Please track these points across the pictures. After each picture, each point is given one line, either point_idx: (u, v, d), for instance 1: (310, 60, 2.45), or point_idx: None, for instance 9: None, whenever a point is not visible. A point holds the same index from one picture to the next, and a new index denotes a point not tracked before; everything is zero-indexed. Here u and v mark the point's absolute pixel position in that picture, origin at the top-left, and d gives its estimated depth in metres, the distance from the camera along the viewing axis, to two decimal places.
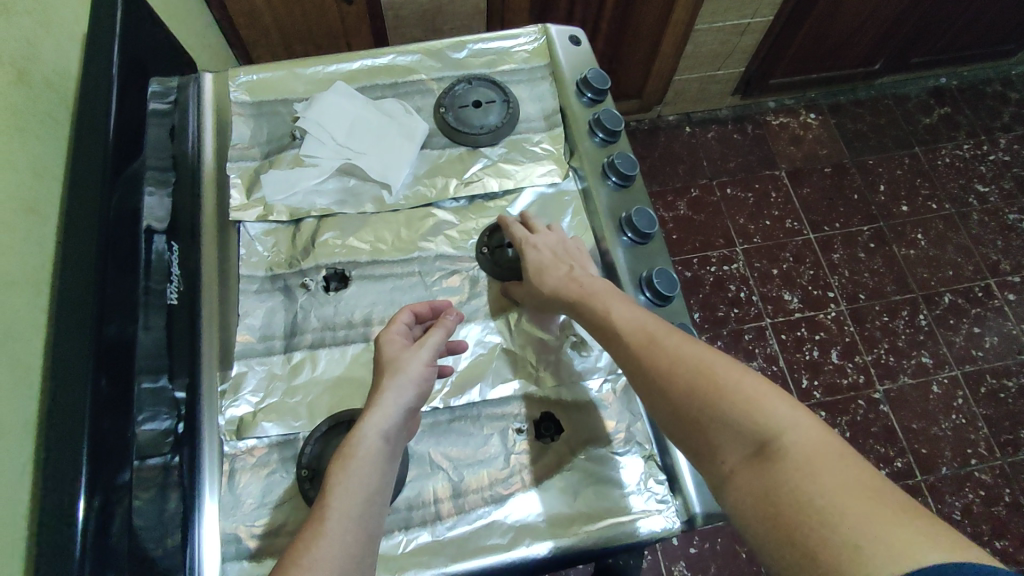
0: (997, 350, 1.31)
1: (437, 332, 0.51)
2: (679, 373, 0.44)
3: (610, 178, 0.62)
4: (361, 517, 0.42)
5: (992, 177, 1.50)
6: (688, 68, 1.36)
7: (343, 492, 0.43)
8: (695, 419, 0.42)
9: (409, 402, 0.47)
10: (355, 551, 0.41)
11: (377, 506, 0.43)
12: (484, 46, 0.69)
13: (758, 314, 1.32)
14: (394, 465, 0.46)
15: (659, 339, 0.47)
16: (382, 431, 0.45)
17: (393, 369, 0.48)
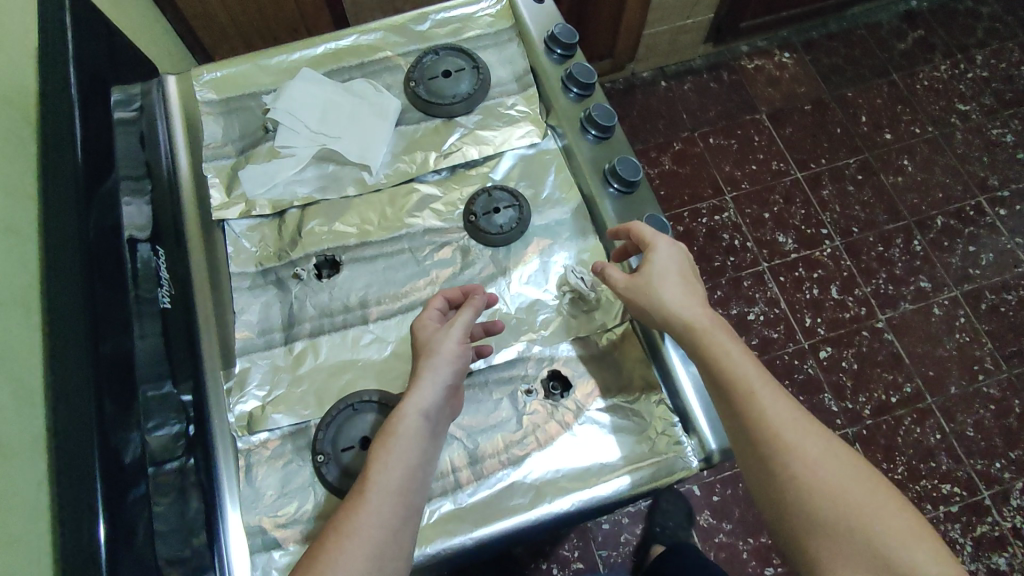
0: (994, 265, 1.31)
1: (464, 313, 0.50)
2: (825, 477, 0.44)
3: (589, 131, 0.61)
4: (402, 494, 0.43)
5: (972, 94, 1.49)
6: (656, 20, 1.34)
7: (385, 468, 0.44)
8: (829, 525, 0.43)
9: (446, 380, 0.47)
10: (394, 525, 0.42)
11: (418, 481, 0.44)
12: (446, 14, 0.68)
13: (754, 259, 1.32)
14: (436, 442, 0.47)
15: (803, 427, 0.46)
16: (422, 410, 0.46)
17: (428, 350, 0.48)
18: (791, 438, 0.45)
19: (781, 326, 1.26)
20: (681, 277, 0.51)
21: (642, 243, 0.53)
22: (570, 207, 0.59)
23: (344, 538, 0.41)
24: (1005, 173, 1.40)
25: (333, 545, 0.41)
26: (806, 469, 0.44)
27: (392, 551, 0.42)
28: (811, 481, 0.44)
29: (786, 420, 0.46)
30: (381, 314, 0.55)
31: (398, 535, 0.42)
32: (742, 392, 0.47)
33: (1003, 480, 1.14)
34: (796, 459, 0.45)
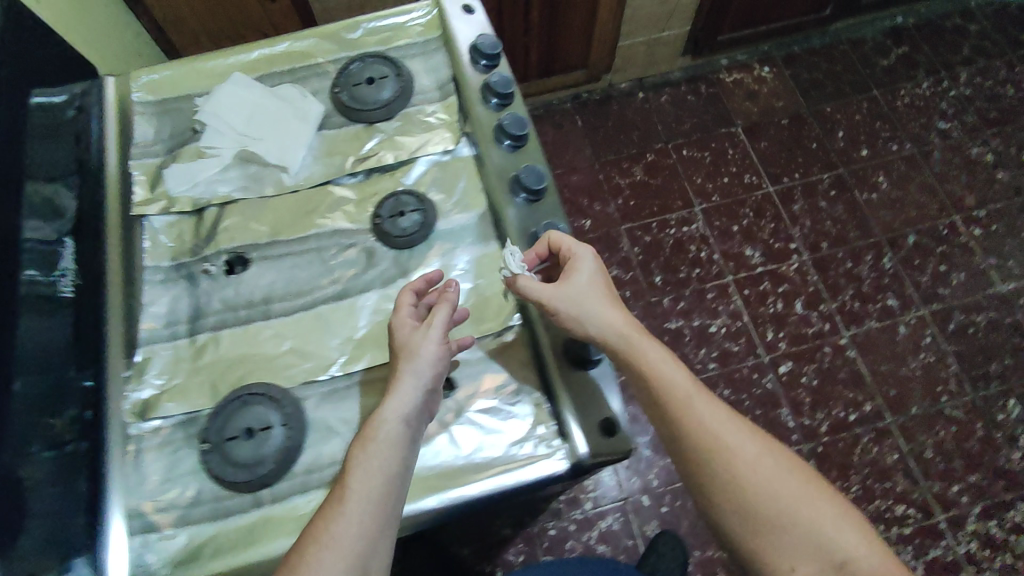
0: (964, 286, 1.30)
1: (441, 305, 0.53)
2: (757, 480, 0.50)
3: (504, 141, 0.62)
4: (380, 499, 0.46)
5: (954, 112, 1.47)
6: (630, 32, 1.36)
7: (363, 473, 0.46)
8: (754, 516, 0.49)
9: (424, 384, 0.50)
10: (371, 530, 0.45)
11: (398, 488, 0.47)
12: (378, 24, 0.69)
13: (719, 272, 1.32)
14: (417, 447, 0.49)
15: (737, 431, 0.52)
16: (400, 416, 0.48)
17: (408, 354, 0.50)
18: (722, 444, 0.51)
19: (743, 339, 1.25)
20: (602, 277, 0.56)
21: (565, 253, 0.56)
22: (478, 212, 0.60)
23: (322, 546, 0.44)
24: (983, 193, 1.38)
25: (312, 552, 0.44)
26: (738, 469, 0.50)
27: (371, 559, 0.45)
28: (741, 479, 0.50)
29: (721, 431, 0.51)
30: (283, 310, 0.57)
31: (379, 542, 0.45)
32: (678, 402, 0.52)
33: (960, 503, 1.12)
34: (725, 460, 0.50)
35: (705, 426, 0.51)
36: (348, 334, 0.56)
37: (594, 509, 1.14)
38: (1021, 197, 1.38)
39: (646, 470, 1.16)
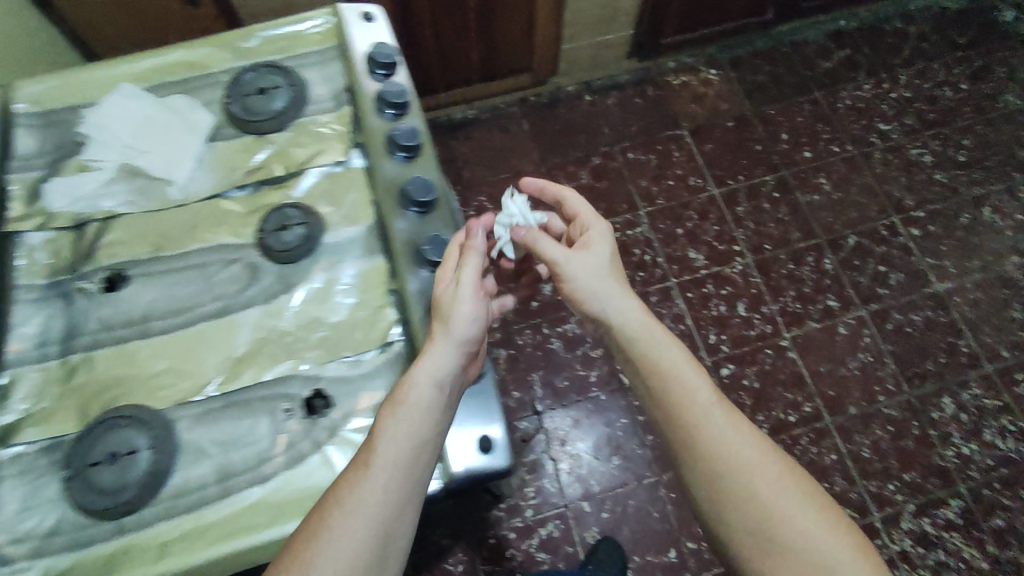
0: (903, 286, 1.31)
1: (469, 252, 0.54)
2: (760, 486, 0.54)
3: (397, 152, 0.61)
4: (404, 466, 0.47)
5: (894, 114, 1.49)
6: (573, 36, 1.36)
7: (392, 436, 0.48)
8: (757, 531, 0.53)
9: (457, 349, 0.51)
10: (395, 495, 0.47)
11: (424, 455, 0.49)
12: (275, 32, 0.67)
13: (663, 276, 1.32)
14: (447, 412, 0.51)
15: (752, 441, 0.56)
16: (432, 380, 0.50)
17: (443, 317, 0.52)
18: (730, 449, 0.56)
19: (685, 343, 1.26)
20: (615, 252, 0.68)
21: (586, 219, 0.70)
22: (367, 225, 0.59)
23: (344, 511, 0.46)
24: (921, 193, 1.40)
25: (336, 514, 0.45)
26: (741, 469, 0.55)
27: (396, 526, 0.47)
28: (745, 489, 0.54)
29: (730, 438, 0.56)
30: (162, 329, 0.55)
31: (404, 506, 0.47)
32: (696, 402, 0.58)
33: (895, 502, 1.13)
34: (729, 469, 0.55)
35: (713, 430, 0.57)
36: (226, 353, 0.54)
37: (534, 516, 1.13)
38: (958, 197, 1.40)
39: (587, 475, 1.16)
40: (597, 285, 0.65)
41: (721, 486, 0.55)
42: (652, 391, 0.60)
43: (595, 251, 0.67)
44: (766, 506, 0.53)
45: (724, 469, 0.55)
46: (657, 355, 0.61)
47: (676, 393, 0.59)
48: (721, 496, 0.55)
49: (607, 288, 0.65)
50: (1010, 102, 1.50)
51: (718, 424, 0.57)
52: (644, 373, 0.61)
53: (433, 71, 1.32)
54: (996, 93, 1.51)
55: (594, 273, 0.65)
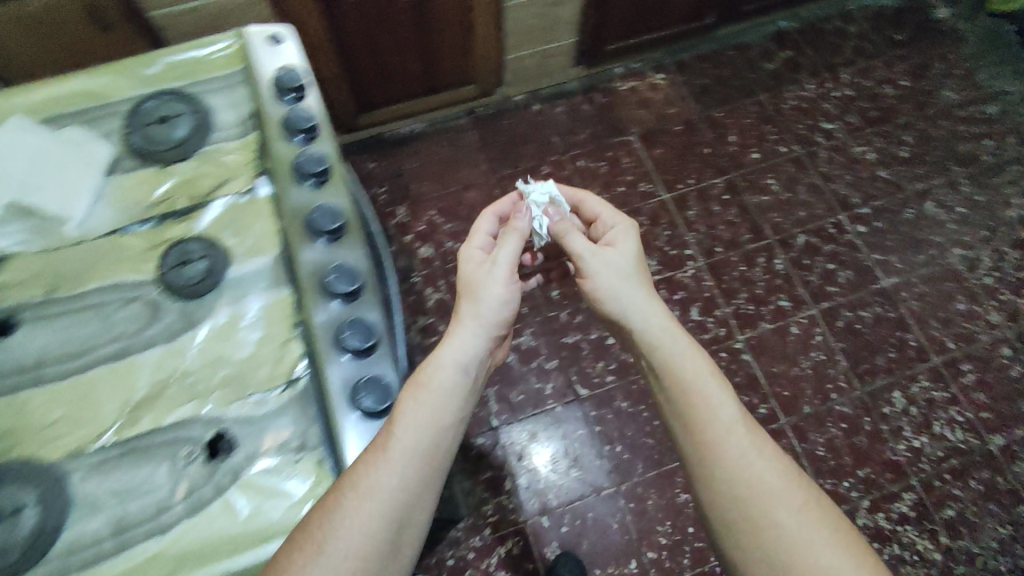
0: (851, 283, 1.33)
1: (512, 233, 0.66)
2: (777, 500, 0.61)
3: (308, 178, 0.59)
4: (421, 450, 0.52)
5: (837, 112, 1.52)
6: (516, 46, 1.35)
7: (411, 421, 0.53)
8: (770, 537, 0.59)
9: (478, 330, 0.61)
10: (411, 476, 0.51)
11: (444, 443, 0.54)
12: (178, 56, 0.65)
13: None
14: (461, 399, 0.57)
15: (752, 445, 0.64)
16: (456, 363, 0.58)
17: (473, 298, 0.62)
18: (751, 458, 0.63)
19: None
20: (640, 255, 0.79)
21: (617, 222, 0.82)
22: (276, 254, 0.57)
23: (363, 494, 0.48)
24: (866, 191, 1.42)
25: (354, 495, 0.48)
26: (736, 464, 0.63)
27: (412, 512, 0.51)
28: (765, 497, 0.61)
29: (749, 450, 0.63)
30: (56, 376, 0.53)
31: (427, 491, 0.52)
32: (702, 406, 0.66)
33: (850, 499, 1.14)
34: (729, 461, 0.63)
35: (717, 428, 0.65)
36: (123, 399, 0.52)
37: (493, 534, 1.12)
38: (902, 192, 1.42)
39: (545, 490, 1.15)
40: (622, 284, 0.75)
41: (741, 489, 0.62)
42: (676, 401, 0.68)
43: (621, 250, 0.79)
44: (785, 515, 0.60)
45: (742, 477, 0.62)
46: (678, 361, 0.70)
47: (700, 402, 0.67)
48: (737, 498, 0.62)
49: (631, 288, 0.76)
50: (948, 97, 1.53)
51: (740, 437, 0.64)
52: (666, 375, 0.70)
53: (370, 82, 1.31)
54: (934, 89, 1.54)
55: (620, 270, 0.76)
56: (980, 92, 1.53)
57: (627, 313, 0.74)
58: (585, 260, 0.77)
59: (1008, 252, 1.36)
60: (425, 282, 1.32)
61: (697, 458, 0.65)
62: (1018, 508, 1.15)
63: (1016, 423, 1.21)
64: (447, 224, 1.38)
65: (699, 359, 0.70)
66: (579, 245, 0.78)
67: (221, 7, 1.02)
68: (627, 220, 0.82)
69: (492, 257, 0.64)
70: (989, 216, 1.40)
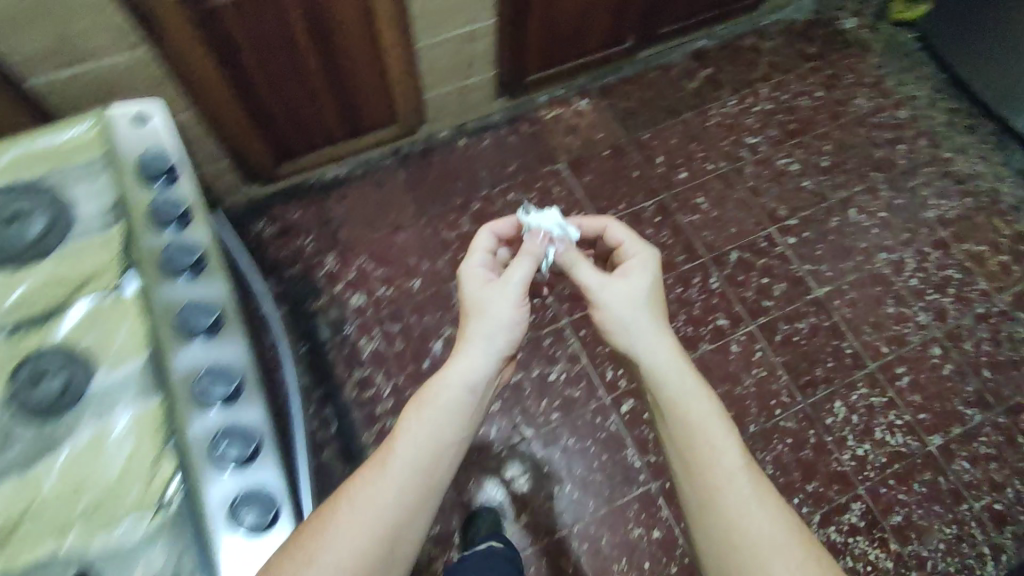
0: (786, 296, 1.34)
1: (525, 257, 0.79)
2: (777, 555, 0.61)
3: (183, 267, 0.58)
4: (414, 464, 0.62)
5: (759, 127, 1.54)
6: (434, 84, 1.33)
7: (408, 434, 0.64)
8: None
9: (485, 346, 0.73)
10: (400, 489, 0.60)
11: (441, 461, 0.64)
12: (30, 147, 0.58)
13: (555, 316, 1.30)
14: (459, 414, 0.68)
15: (760, 503, 0.65)
16: (460, 380, 0.70)
17: (477, 315, 0.75)
18: (754, 509, 0.64)
19: (582, 384, 1.23)
20: (656, 286, 0.82)
21: (641, 249, 0.85)
22: (145, 359, 0.51)
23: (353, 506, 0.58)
24: (793, 202, 1.45)
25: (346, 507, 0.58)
26: (742, 516, 0.64)
27: (402, 531, 0.58)
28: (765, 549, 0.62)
29: (749, 497, 0.65)
30: None
31: (426, 501, 0.61)
32: (710, 452, 0.67)
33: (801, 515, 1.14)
34: (733, 514, 0.64)
35: (724, 478, 0.66)
36: None
37: None
38: (827, 201, 1.45)
39: None
40: (633, 315, 0.77)
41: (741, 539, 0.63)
42: (682, 438, 0.70)
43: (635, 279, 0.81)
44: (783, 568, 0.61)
45: (742, 526, 0.63)
46: (683, 398, 0.71)
47: (705, 443, 0.68)
48: (733, 542, 0.63)
49: (641, 318, 0.78)
50: (860, 104, 1.58)
51: (743, 485, 0.66)
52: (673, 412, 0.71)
53: (286, 131, 1.26)
54: (847, 98, 1.59)
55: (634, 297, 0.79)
56: (890, 98, 1.59)
57: (636, 343, 0.76)
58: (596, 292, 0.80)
59: (929, 253, 1.40)
60: (359, 332, 1.28)
61: (700, 499, 0.66)
62: (961, 506, 1.16)
63: (953, 422, 1.23)
64: (379, 269, 1.34)
65: (709, 400, 0.71)
66: (589, 276, 0.81)
67: (108, 74, 0.98)
68: (649, 249, 0.84)
69: (503, 279, 0.77)
70: (908, 218, 1.44)
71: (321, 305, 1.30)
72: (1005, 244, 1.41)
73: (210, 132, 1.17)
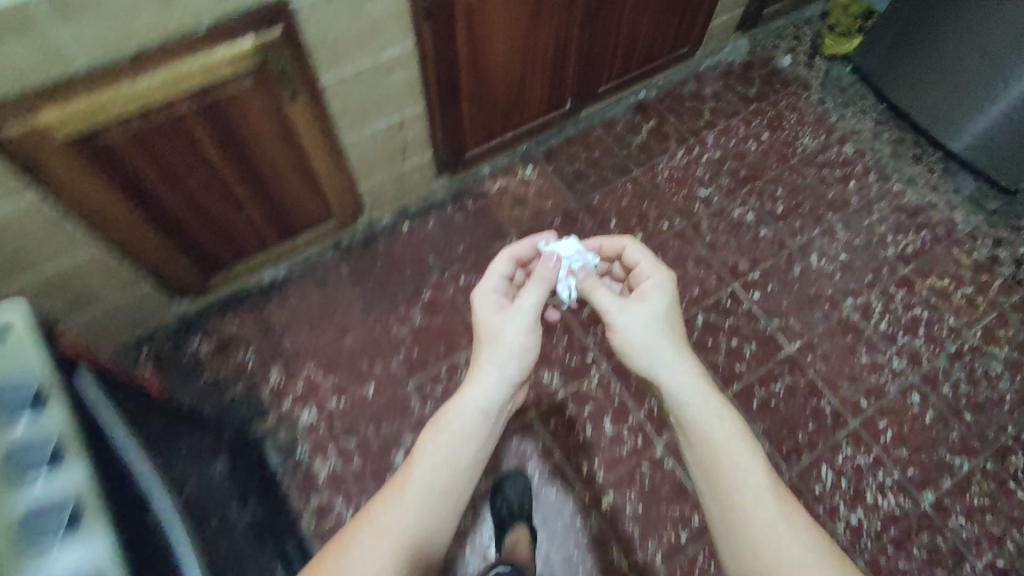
0: (757, 357, 1.29)
1: (542, 285, 0.87)
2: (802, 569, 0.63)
3: (54, 529, 0.46)
4: (435, 479, 0.74)
5: (710, 177, 1.50)
6: (369, 173, 1.25)
7: (431, 450, 0.77)
8: None
9: (496, 366, 0.83)
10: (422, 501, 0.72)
11: (458, 477, 0.76)
12: None
13: (521, 409, 1.22)
14: (475, 428, 0.80)
15: (784, 519, 0.67)
16: (473, 401, 0.81)
17: (489, 339, 0.85)
18: (777, 524, 0.67)
19: (558, 482, 1.16)
20: (673, 307, 0.86)
21: (657, 270, 0.89)
22: None
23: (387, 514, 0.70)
24: (753, 255, 1.40)
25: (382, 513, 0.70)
26: (765, 530, 0.66)
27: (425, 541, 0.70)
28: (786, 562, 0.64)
29: (777, 518, 0.67)
30: None
31: (448, 510, 0.74)
32: (729, 467, 0.71)
33: None
34: (757, 528, 0.67)
35: (747, 493, 0.69)
36: None
37: None
38: (786, 249, 1.41)
39: None
40: (650, 337, 0.82)
41: (760, 551, 0.66)
42: (700, 454, 0.73)
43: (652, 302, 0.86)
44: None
45: (760, 540, 0.66)
46: (696, 412, 0.75)
47: (724, 456, 0.72)
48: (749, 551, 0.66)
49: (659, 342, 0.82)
50: (806, 144, 1.56)
51: (765, 501, 0.68)
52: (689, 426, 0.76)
53: (212, 247, 1.15)
54: (793, 138, 1.57)
55: (649, 321, 0.83)
56: (835, 134, 1.58)
57: (653, 366, 0.81)
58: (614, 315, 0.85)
59: (894, 294, 1.37)
60: (312, 453, 1.18)
61: (724, 513, 0.70)
62: (963, 567, 1.11)
63: (942, 474, 1.19)
64: (328, 378, 1.24)
65: (725, 415, 0.75)
66: (608, 300, 0.87)
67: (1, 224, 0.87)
68: (663, 274, 0.88)
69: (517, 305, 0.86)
70: (868, 259, 1.41)
71: (270, 426, 1.19)
72: (967, 275, 1.39)
73: (125, 260, 1.06)
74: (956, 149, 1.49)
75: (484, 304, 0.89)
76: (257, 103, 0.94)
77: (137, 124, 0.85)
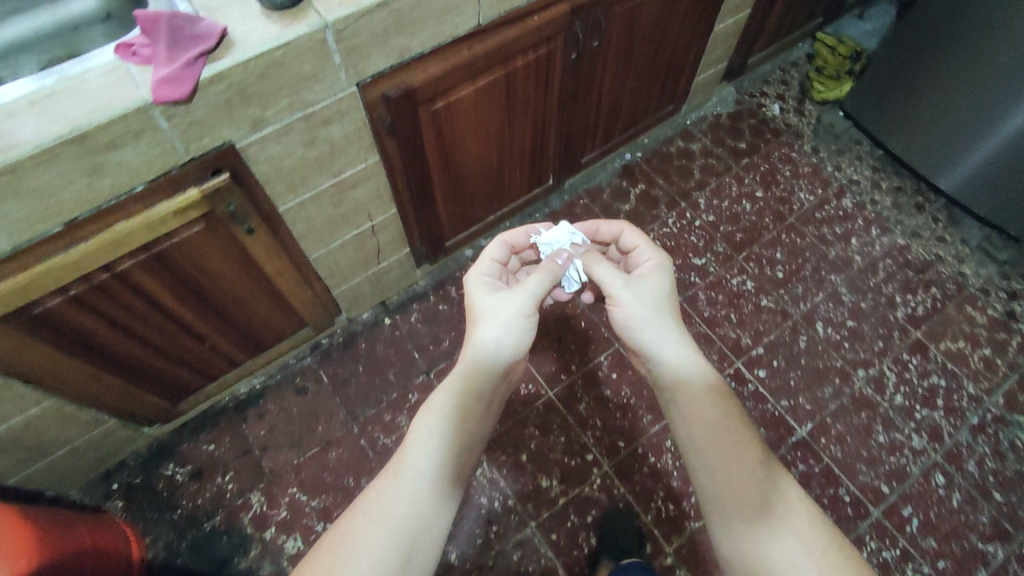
0: (769, 443, 1.21)
1: (541, 268, 0.82)
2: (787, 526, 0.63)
3: None
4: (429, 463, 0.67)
5: (705, 244, 1.43)
6: (343, 278, 1.18)
7: (422, 432, 0.71)
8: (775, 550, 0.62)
9: (489, 343, 0.76)
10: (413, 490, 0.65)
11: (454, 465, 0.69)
12: None
13: (521, 521, 1.14)
14: (470, 411, 0.73)
15: (770, 477, 0.67)
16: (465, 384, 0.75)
17: (481, 320, 0.79)
18: (779, 510, 0.64)
19: None
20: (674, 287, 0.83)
21: (656, 252, 0.85)
22: None
23: (376, 501, 0.65)
24: (755, 327, 1.33)
25: (371, 501, 0.65)
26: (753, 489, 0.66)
27: (420, 541, 0.63)
28: (790, 551, 0.61)
29: (765, 478, 0.67)
30: None
31: (447, 495, 0.66)
32: (719, 428, 0.70)
33: None
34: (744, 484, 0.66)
35: (736, 452, 0.68)
36: None
37: None
38: (790, 318, 1.34)
39: None
40: (650, 310, 0.78)
41: (763, 539, 0.63)
42: (698, 436, 0.70)
43: (654, 281, 0.82)
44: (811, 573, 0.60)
45: (762, 526, 0.63)
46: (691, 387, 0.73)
47: (723, 434, 0.69)
48: (753, 538, 0.63)
49: (660, 316, 0.78)
50: (802, 199, 1.49)
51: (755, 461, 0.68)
52: (687, 405, 0.72)
53: (179, 378, 1.08)
54: (789, 194, 1.49)
55: (648, 299, 0.79)
56: (831, 186, 1.51)
57: (654, 342, 0.77)
58: (618, 291, 0.80)
59: (907, 361, 1.29)
60: None
61: (711, 468, 0.68)
62: None
63: (976, 564, 1.11)
64: (313, 500, 1.16)
65: (723, 396, 0.73)
66: (611, 276, 0.81)
67: None
68: (662, 255, 0.85)
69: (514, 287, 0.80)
70: (877, 323, 1.34)
71: (253, 560, 1.11)
72: (983, 335, 1.32)
73: (82, 405, 0.98)
74: (942, 187, 1.44)
75: (477, 287, 0.83)
76: (209, 245, 0.87)
77: (80, 288, 0.79)
